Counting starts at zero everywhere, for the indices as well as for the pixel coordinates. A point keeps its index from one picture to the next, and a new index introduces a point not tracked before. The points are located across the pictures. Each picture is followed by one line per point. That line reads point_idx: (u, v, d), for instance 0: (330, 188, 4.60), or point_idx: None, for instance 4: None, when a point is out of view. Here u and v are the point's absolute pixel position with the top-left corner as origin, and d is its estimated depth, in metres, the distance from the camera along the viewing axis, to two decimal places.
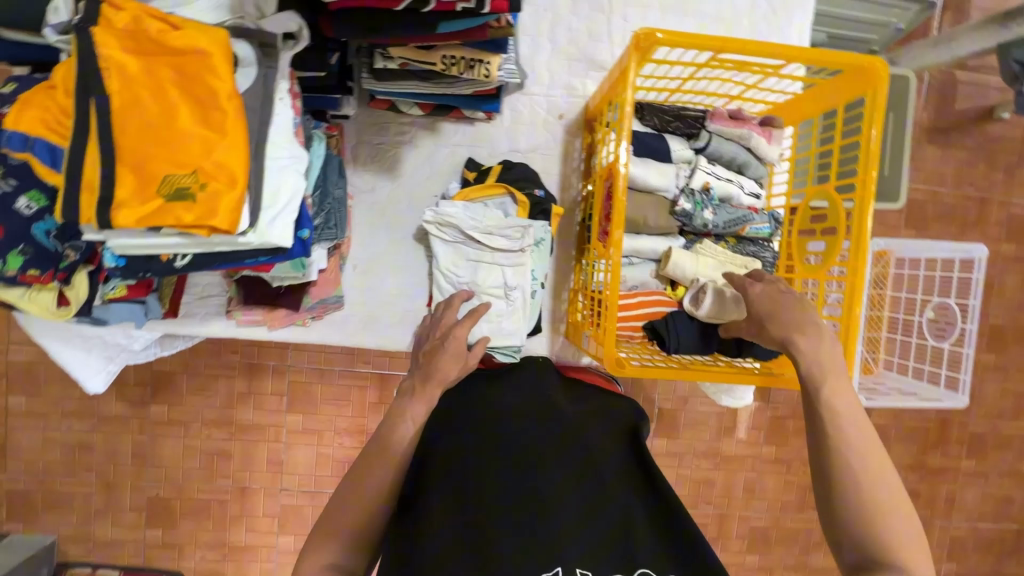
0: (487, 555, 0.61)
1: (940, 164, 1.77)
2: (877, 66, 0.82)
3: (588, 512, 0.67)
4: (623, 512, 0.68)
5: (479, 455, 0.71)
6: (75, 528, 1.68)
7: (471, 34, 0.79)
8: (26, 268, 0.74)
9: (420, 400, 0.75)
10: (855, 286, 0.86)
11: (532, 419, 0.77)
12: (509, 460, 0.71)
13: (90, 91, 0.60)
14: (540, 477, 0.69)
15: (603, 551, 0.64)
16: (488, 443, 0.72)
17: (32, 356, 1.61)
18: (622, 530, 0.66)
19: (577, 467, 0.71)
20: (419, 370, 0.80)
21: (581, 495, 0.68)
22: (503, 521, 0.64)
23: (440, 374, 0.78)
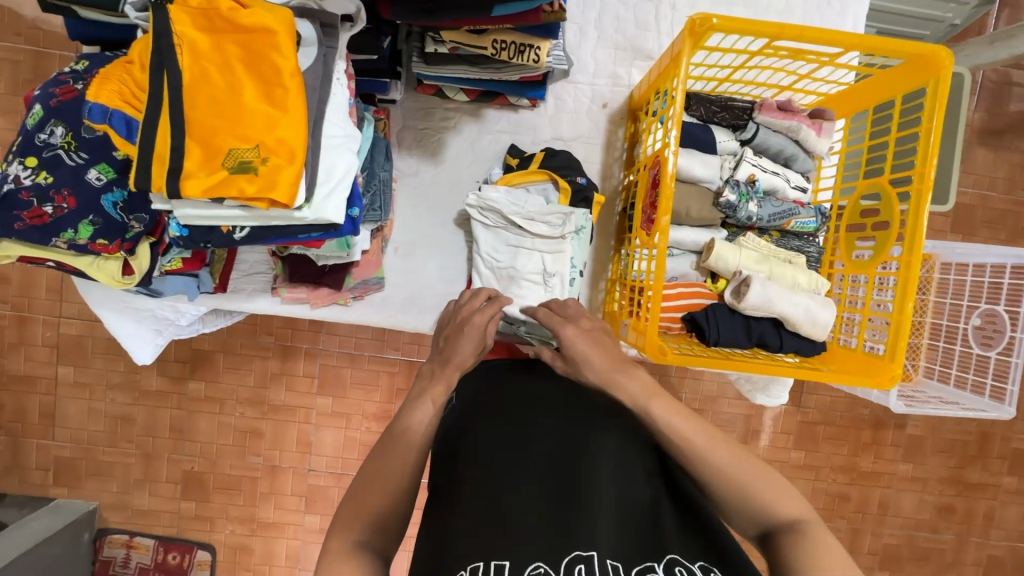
0: (517, 538, 0.62)
1: (992, 167, 1.70)
2: (942, 55, 0.79)
3: (620, 500, 0.67)
4: (654, 503, 0.68)
5: (508, 442, 0.73)
6: (115, 496, 1.76)
7: (524, 18, 0.80)
8: (95, 237, 0.77)
9: (440, 381, 0.77)
10: (910, 280, 0.84)
11: (560, 406, 0.77)
12: (539, 447, 0.72)
13: (163, 65, 0.63)
14: (568, 466, 0.69)
15: (634, 540, 0.63)
16: (519, 433, 0.73)
17: (81, 329, 1.69)
18: (653, 520, 0.65)
19: (608, 455, 0.71)
20: (438, 355, 0.81)
21: (613, 482, 0.68)
22: (530, 507, 0.65)
23: (459, 359, 0.79)
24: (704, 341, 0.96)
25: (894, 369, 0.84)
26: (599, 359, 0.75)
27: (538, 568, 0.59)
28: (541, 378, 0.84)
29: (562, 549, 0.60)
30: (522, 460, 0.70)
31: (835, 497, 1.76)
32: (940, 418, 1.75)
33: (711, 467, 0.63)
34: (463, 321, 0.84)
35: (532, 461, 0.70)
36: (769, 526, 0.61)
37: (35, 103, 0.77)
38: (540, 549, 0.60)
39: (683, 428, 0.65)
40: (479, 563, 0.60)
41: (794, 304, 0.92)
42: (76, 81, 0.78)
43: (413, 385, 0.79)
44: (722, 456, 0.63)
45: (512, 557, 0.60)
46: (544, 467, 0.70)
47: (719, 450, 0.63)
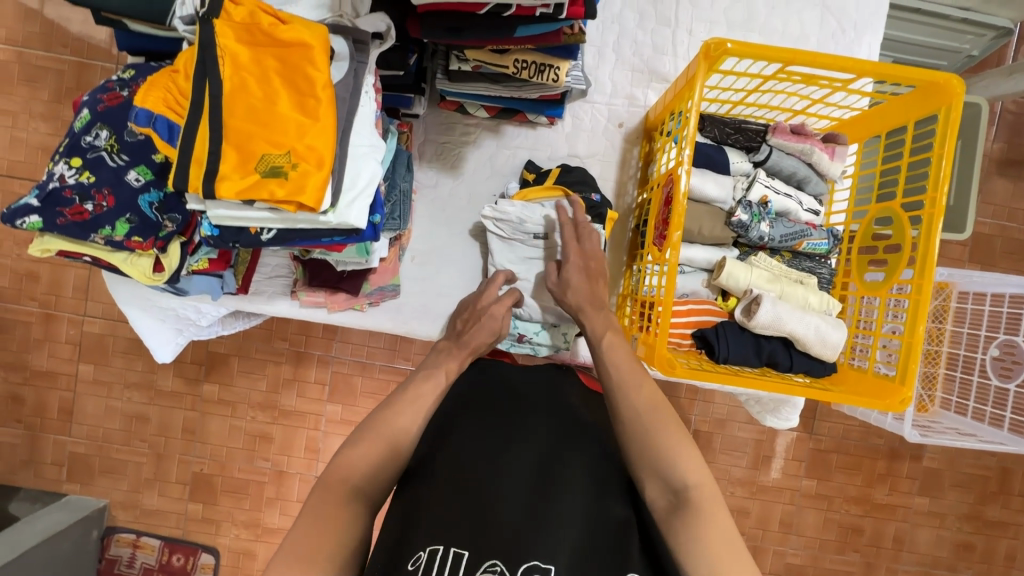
0: (480, 535, 0.64)
1: (1012, 198, 1.69)
2: (953, 83, 0.80)
3: (590, 518, 0.68)
4: (622, 528, 0.69)
5: (492, 440, 0.74)
6: (126, 494, 1.78)
7: (546, 38, 0.84)
8: (131, 234, 0.81)
9: (454, 359, 0.87)
10: (921, 302, 0.84)
11: (553, 416, 0.78)
12: (522, 450, 0.73)
13: (207, 74, 0.67)
14: (548, 470, 0.71)
15: (596, 559, 0.65)
16: (507, 431, 0.75)
17: (104, 328, 1.73)
18: (617, 544, 0.67)
19: (586, 471, 0.72)
20: (456, 337, 0.92)
21: (586, 502, 0.69)
22: (498, 506, 0.67)
23: (473, 343, 0.90)
24: (713, 357, 0.97)
25: (904, 392, 0.84)
26: (580, 290, 0.92)
27: (495, 564, 0.62)
28: (538, 386, 0.84)
29: (520, 553, 0.63)
30: (504, 460, 0.72)
31: (847, 529, 1.72)
32: (958, 451, 1.71)
33: (628, 405, 0.73)
34: (482, 311, 0.95)
35: (512, 463, 0.71)
36: (671, 485, 0.67)
37: (83, 108, 0.82)
38: (500, 548, 0.63)
39: (618, 360, 0.79)
40: (438, 548, 0.64)
41: (804, 323, 0.93)
42: (122, 88, 0.83)
43: (430, 355, 0.89)
44: (641, 397, 0.74)
45: (471, 550, 0.63)
46: (522, 469, 0.71)
47: (639, 389, 0.74)
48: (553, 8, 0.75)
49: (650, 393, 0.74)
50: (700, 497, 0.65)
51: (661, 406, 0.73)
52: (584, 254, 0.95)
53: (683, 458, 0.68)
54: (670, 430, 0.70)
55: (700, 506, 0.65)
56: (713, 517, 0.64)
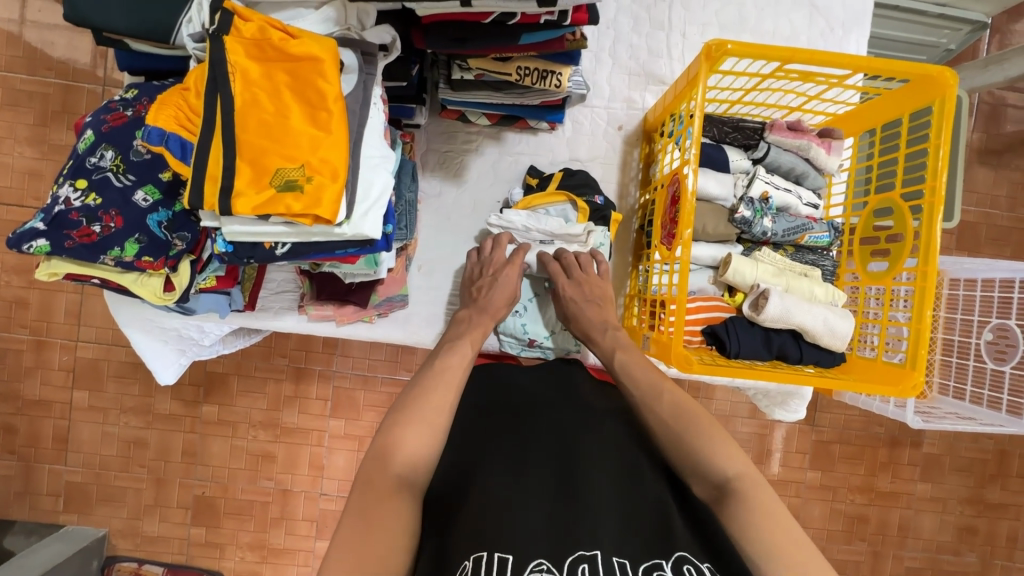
0: (520, 534, 0.64)
1: (994, 186, 1.74)
2: (946, 75, 0.83)
3: (625, 503, 0.69)
4: (658, 505, 0.69)
5: (514, 445, 0.75)
6: (125, 522, 1.74)
7: (549, 46, 0.85)
8: (141, 254, 0.79)
9: (477, 327, 0.91)
10: (927, 289, 0.85)
11: (566, 411, 0.80)
12: (545, 450, 0.74)
13: (218, 91, 0.67)
14: (574, 463, 0.72)
15: (639, 540, 0.65)
16: (526, 431, 0.77)
17: (98, 353, 1.70)
18: (656, 519, 0.68)
19: (611, 460, 0.74)
20: (473, 304, 0.96)
21: (618, 489, 0.70)
22: (535, 505, 0.67)
23: (491, 310, 0.94)
24: (724, 352, 0.98)
25: (916, 377, 0.85)
26: (586, 318, 0.96)
27: (541, 563, 0.61)
28: (548, 385, 0.87)
29: (564, 547, 0.62)
30: (529, 461, 0.73)
31: (854, 518, 1.73)
32: (957, 435, 1.74)
33: (655, 418, 0.76)
34: (495, 274, 0.99)
35: (537, 463, 0.73)
36: (716, 482, 0.68)
37: (87, 129, 0.82)
38: (544, 546, 0.63)
39: (635, 376, 0.82)
40: (482, 554, 0.61)
41: (812, 315, 0.94)
42: (126, 108, 0.83)
43: (451, 326, 0.92)
44: (664, 408, 0.76)
45: (516, 552, 0.62)
46: (550, 470, 0.72)
47: (660, 401, 0.77)
48: (557, 15, 0.76)
49: (678, 398, 0.76)
50: (744, 486, 0.67)
51: (689, 411, 0.74)
52: (579, 282, 0.98)
53: (723, 457, 0.69)
54: (704, 430, 0.72)
55: (748, 493, 0.66)
56: (760, 501, 0.65)
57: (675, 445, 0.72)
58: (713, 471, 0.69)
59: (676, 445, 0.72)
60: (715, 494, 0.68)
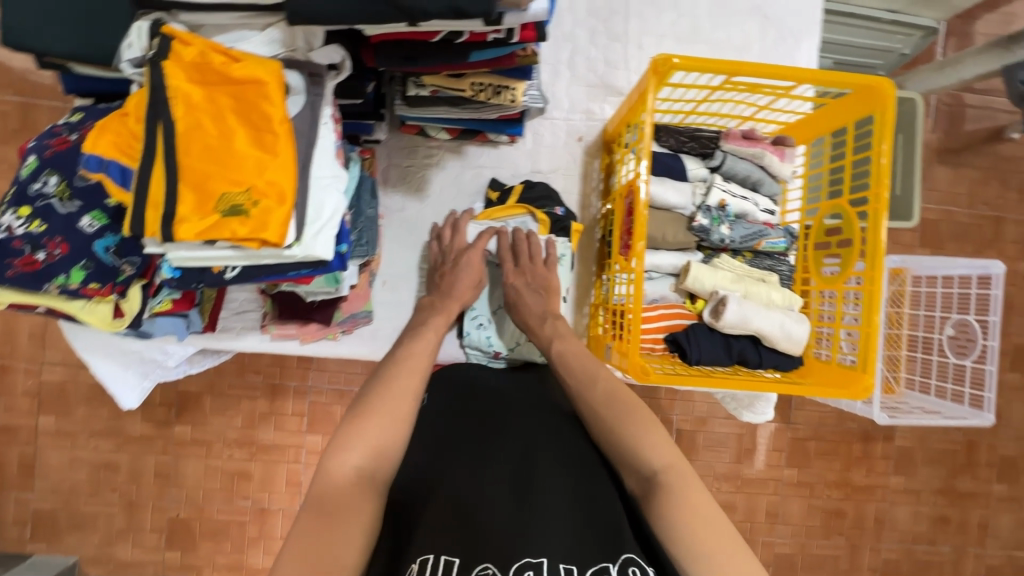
0: (470, 537, 0.63)
1: (953, 184, 1.79)
2: (886, 86, 0.86)
3: (580, 508, 0.69)
4: (612, 510, 0.69)
5: (473, 450, 0.77)
6: (96, 549, 1.70)
7: (499, 62, 0.86)
8: (87, 281, 0.79)
9: (439, 313, 0.93)
10: (875, 293, 0.87)
11: (527, 421, 0.82)
12: (503, 457, 0.75)
13: (159, 117, 0.66)
14: (531, 469, 0.73)
15: (591, 544, 0.64)
16: (486, 438, 0.79)
17: (64, 376, 1.66)
18: (608, 523, 0.67)
19: (568, 466, 0.75)
20: (437, 290, 0.98)
21: (573, 494, 0.71)
22: (488, 505, 0.67)
23: (457, 295, 0.96)
24: (686, 359, 0.99)
25: (867, 379, 0.87)
26: (529, 305, 0.97)
27: (487, 567, 0.60)
28: (512, 397, 0.89)
29: (512, 552, 0.61)
30: (486, 467, 0.73)
31: (831, 513, 1.76)
32: (927, 428, 1.78)
33: (590, 404, 0.78)
34: (456, 259, 1.01)
35: (493, 467, 0.73)
36: (643, 472, 0.70)
37: (30, 154, 0.80)
38: (493, 549, 0.62)
39: (573, 365, 0.84)
40: (428, 556, 0.61)
41: (769, 320, 0.96)
42: (70, 132, 0.81)
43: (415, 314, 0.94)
44: (597, 393, 0.78)
45: (463, 554, 0.61)
46: (506, 473, 0.73)
47: (594, 384, 0.79)
48: (504, 33, 0.77)
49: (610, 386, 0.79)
50: (670, 477, 0.67)
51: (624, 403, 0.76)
52: (523, 271, 1.01)
53: (650, 449, 0.70)
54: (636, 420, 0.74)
55: (673, 484, 0.67)
56: (684, 492, 0.66)
57: (608, 435, 0.74)
58: (639, 460, 0.70)
59: (608, 436, 0.74)
60: (642, 484, 0.69)
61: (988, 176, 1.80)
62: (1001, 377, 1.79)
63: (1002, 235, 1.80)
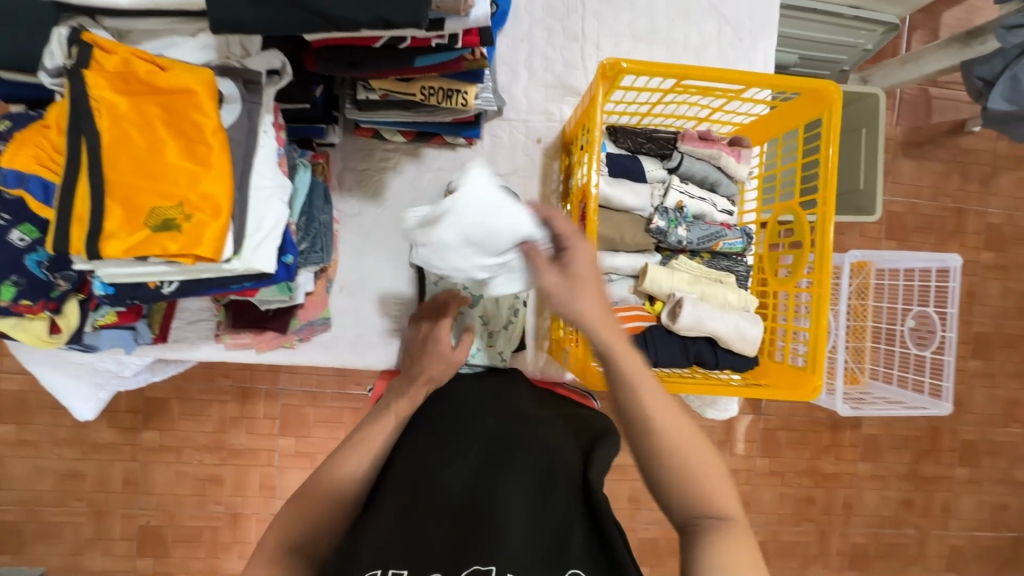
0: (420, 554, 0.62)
1: (917, 177, 1.82)
2: (831, 90, 0.86)
3: (533, 514, 0.66)
4: (566, 516, 0.65)
5: (443, 465, 0.75)
6: (65, 559, 1.66)
7: (446, 67, 0.84)
8: (18, 298, 0.75)
9: (405, 396, 0.83)
10: (823, 296, 0.89)
11: (498, 434, 0.80)
12: (461, 468, 0.74)
13: (81, 130, 0.64)
14: (492, 479, 0.71)
15: (538, 554, 0.61)
16: (454, 453, 0.77)
17: (24, 384, 1.62)
18: (561, 531, 0.64)
19: (529, 471, 0.72)
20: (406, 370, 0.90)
21: (529, 500, 0.68)
22: (442, 522, 0.67)
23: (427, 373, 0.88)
24: (643, 362, 1.00)
25: (815, 380, 0.88)
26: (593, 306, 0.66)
27: None
28: (487, 408, 0.87)
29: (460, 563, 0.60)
30: (443, 480, 0.73)
31: (801, 501, 1.80)
32: (892, 416, 1.83)
33: (664, 445, 0.60)
34: (430, 336, 0.94)
35: (457, 483, 0.72)
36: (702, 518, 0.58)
37: None
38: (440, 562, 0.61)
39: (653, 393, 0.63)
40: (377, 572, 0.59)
41: (723, 322, 0.97)
42: None
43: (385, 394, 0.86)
44: (678, 435, 0.61)
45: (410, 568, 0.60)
46: (468, 485, 0.72)
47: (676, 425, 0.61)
48: (447, 38, 0.75)
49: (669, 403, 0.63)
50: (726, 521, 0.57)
51: (688, 428, 0.62)
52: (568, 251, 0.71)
53: (710, 488, 0.59)
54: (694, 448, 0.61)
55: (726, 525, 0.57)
56: (741, 540, 0.56)
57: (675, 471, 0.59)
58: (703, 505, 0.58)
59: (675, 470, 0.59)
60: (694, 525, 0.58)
61: (950, 168, 1.83)
62: (962, 364, 1.84)
63: (963, 226, 1.84)
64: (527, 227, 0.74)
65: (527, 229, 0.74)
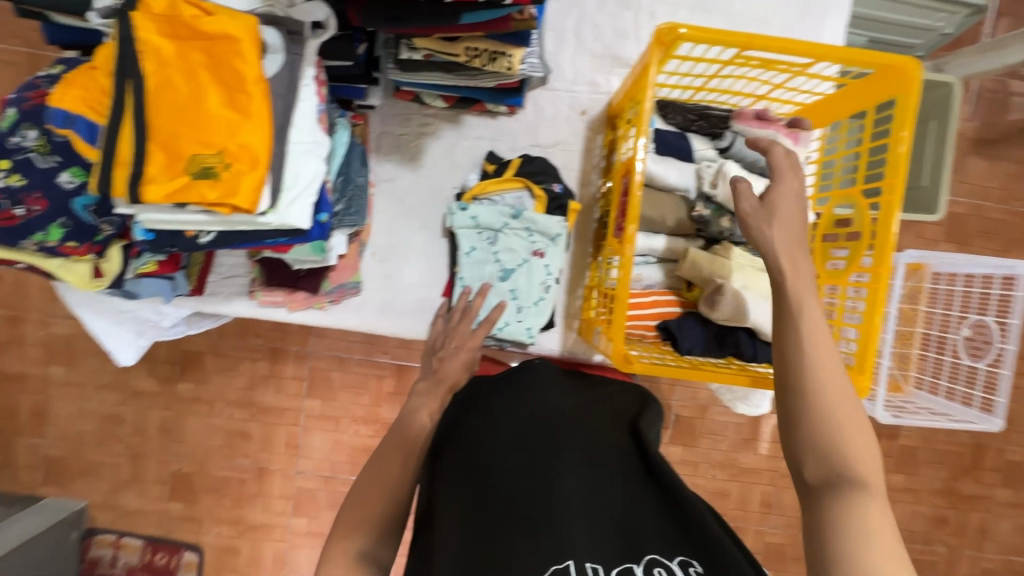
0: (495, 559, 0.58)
1: (987, 176, 1.69)
2: (910, 67, 0.79)
3: (591, 500, 0.63)
4: (628, 498, 0.64)
5: (479, 452, 0.70)
6: (104, 496, 1.76)
7: (494, 26, 0.80)
8: (65, 240, 0.78)
9: (433, 398, 0.83)
10: (879, 292, 0.82)
11: (536, 417, 0.74)
12: (509, 456, 0.68)
13: (127, 72, 0.63)
14: (537, 464, 0.66)
15: (608, 539, 0.60)
16: (486, 438, 0.72)
17: (73, 329, 1.70)
18: (626, 512, 0.63)
19: (576, 456, 0.68)
20: (433, 374, 0.89)
21: (584, 485, 0.64)
22: (504, 513, 0.62)
23: (450, 379, 0.87)
24: (676, 349, 0.96)
25: (863, 381, 0.83)
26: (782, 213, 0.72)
27: None
28: (514, 394, 0.80)
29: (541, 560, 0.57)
30: (494, 469, 0.67)
31: None
32: (934, 428, 1.74)
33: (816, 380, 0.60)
34: (457, 344, 0.94)
35: (501, 469, 0.67)
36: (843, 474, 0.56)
37: (9, 107, 0.78)
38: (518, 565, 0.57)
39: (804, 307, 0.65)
40: None
41: (766, 312, 0.92)
42: (50, 85, 0.79)
43: (410, 398, 0.84)
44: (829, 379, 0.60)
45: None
46: (514, 470, 0.66)
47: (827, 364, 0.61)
48: None
49: (824, 346, 0.62)
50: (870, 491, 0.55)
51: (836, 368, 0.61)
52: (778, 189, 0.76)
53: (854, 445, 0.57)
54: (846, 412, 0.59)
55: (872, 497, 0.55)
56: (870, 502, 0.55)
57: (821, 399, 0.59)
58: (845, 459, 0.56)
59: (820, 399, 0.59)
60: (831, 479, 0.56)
61: None
62: (1017, 381, 1.72)
63: None
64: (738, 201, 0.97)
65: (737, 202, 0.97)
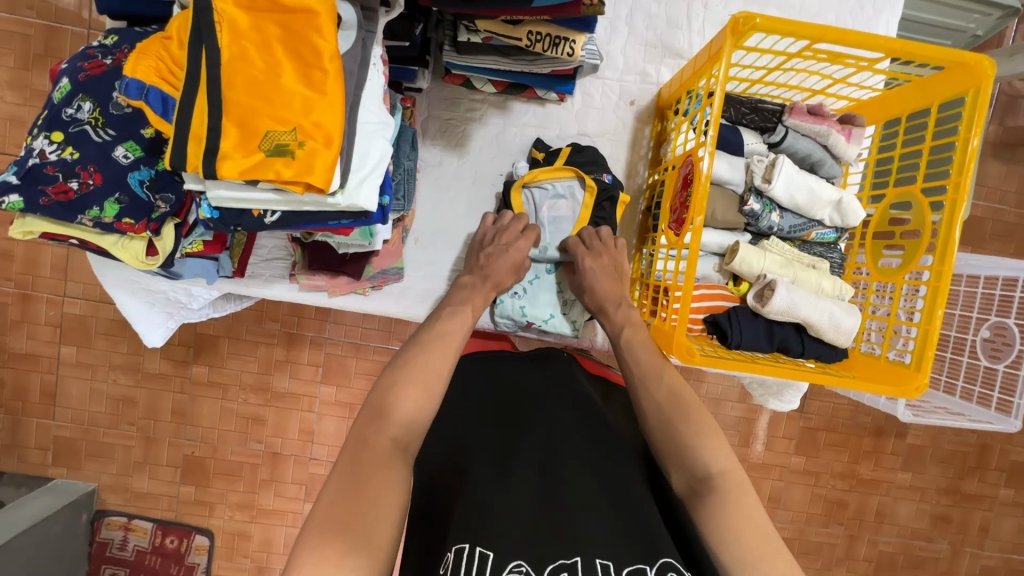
0: (506, 534, 0.61)
1: (1005, 181, 1.69)
2: (984, 64, 0.78)
3: (611, 503, 0.66)
4: (645, 508, 0.66)
5: (504, 437, 0.73)
6: (114, 478, 1.73)
7: (565, 9, 0.77)
8: (121, 216, 0.76)
9: (479, 293, 0.89)
10: (941, 290, 0.84)
11: (567, 412, 0.77)
12: (531, 447, 0.71)
13: (203, 41, 0.61)
14: (561, 460, 0.70)
15: (626, 537, 0.62)
16: (513, 425, 0.75)
17: (86, 309, 1.66)
18: (644, 520, 0.64)
19: (598, 460, 0.71)
20: (479, 269, 0.93)
21: (603, 488, 0.68)
22: (520, 499, 0.65)
23: (496, 278, 0.92)
24: (725, 343, 0.95)
25: (920, 378, 0.84)
26: (602, 288, 0.93)
27: (519, 565, 0.59)
28: (542, 383, 0.83)
29: (546, 552, 0.60)
30: (514, 454, 0.70)
31: (834, 505, 1.76)
32: (941, 428, 1.76)
33: (649, 399, 0.75)
34: (508, 243, 0.95)
35: (525, 459, 0.69)
36: (699, 473, 0.67)
37: (63, 77, 0.76)
38: (525, 547, 0.60)
39: (637, 354, 0.81)
40: (464, 546, 0.60)
41: (819, 310, 0.92)
42: (105, 56, 0.77)
43: (452, 291, 0.89)
44: (660, 390, 0.75)
45: (496, 549, 0.59)
46: (539, 462, 0.69)
47: (659, 380, 0.76)
48: None
49: (649, 366, 0.79)
50: (727, 483, 0.65)
51: (671, 386, 0.76)
52: (598, 253, 0.96)
53: (705, 443, 0.68)
54: (692, 421, 0.71)
55: (731, 486, 0.65)
56: (739, 501, 0.63)
57: (660, 400, 0.74)
58: (703, 465, 0.67)
59: (661, 401, 0.74)
60: (692, 484, 0.66)
61: None
62: None
63: None
64: (792, 190, 0.95)
65: (790, 192, 0.95)
